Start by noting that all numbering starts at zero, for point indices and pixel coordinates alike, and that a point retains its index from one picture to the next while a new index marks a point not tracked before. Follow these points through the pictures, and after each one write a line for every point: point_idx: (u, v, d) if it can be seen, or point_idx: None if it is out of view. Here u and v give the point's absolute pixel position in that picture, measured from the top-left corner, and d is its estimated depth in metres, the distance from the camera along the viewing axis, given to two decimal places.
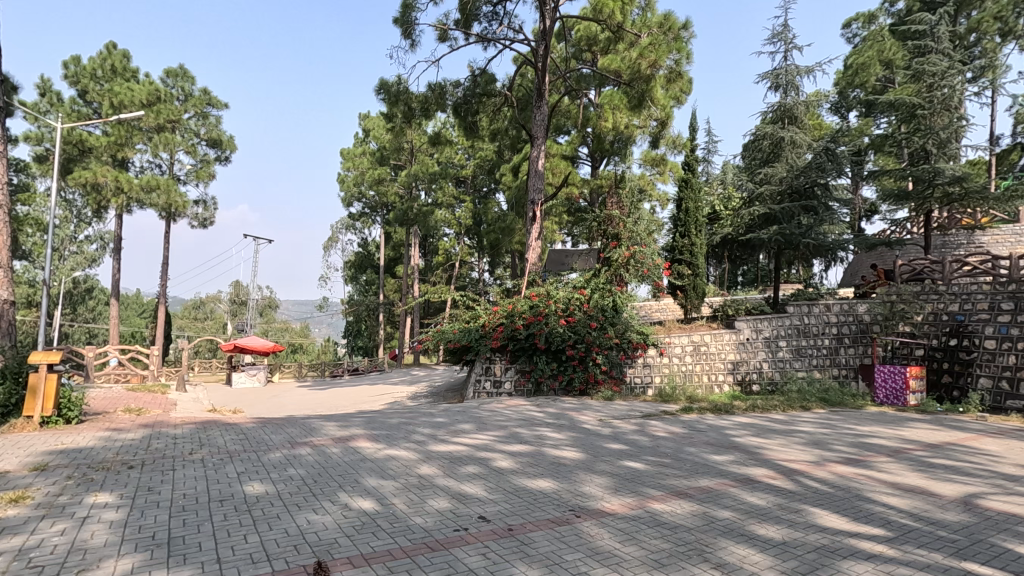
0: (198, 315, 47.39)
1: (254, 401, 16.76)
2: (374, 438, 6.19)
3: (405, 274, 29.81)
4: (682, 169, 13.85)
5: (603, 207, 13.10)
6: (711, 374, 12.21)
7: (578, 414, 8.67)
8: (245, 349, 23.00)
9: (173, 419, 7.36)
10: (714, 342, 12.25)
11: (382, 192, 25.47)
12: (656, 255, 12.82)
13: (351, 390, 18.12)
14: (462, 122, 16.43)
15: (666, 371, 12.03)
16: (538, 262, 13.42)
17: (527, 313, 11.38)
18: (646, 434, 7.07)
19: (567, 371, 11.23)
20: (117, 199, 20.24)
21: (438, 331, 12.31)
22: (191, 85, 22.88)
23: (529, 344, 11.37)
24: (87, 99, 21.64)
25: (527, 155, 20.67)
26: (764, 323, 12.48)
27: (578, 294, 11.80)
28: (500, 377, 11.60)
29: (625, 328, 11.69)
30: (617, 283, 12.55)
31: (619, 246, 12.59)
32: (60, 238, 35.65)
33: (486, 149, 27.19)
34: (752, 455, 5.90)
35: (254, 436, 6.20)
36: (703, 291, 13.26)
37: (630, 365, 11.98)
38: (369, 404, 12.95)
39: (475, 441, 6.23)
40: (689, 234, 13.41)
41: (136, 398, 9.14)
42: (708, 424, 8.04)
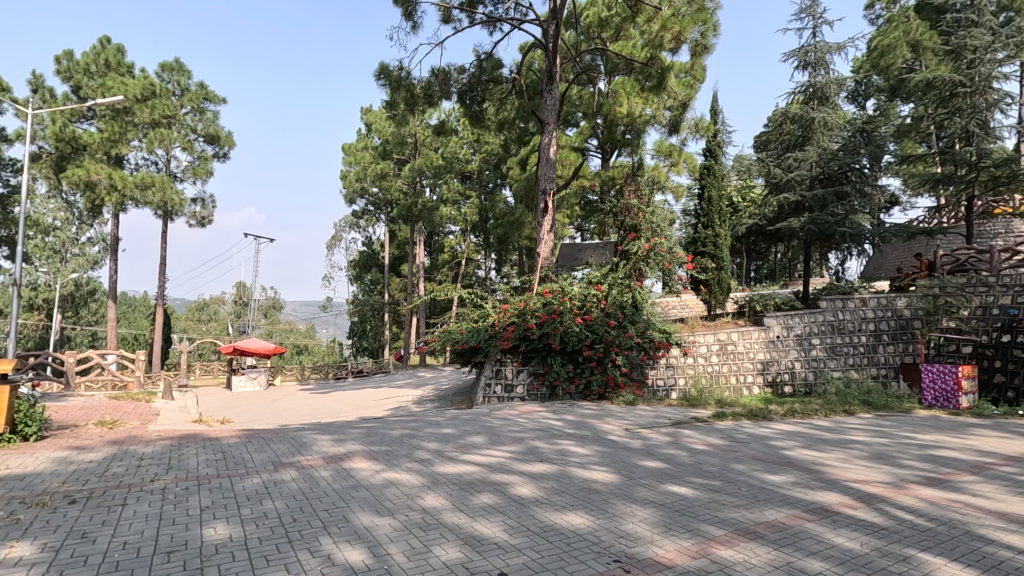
0: (203, 317, 46.87)
1: (252, 406, 15.99)
2: (372, 457, 5.34)
3: (411, 273, 29.04)
4: (704, 155, 12.93)
5: (620, 195, 12.20)
6: (740, 375, 11.32)
7: (601, 423, 7.81)
8: (245, 351, 22.32)
9: (149, 433, 6.55)
10: (742, 340, 11.37)
11: (386, 188, 24.64)
12: (677, 246, 11.92)
13: (354, 393, 17.34)
14: (468, 111, 15.62)
15: (691, 372, 11.16)
16: (551, 256, 12.58)
17: (541, 310, 10.54)
18: (682, 446, 6.21)
19: (585, 373, 10.39)
20: (111, 198, 19.51)
21: (445, 331, 11.52)
22: (187, 79, 22.14)
23: (543, 345, 10.51)
24: (81, 95, 20.97)
25: (535, 146, 19.81)
26: (796, 320, 11.55)
27: (595, 290, 10.95)
28: (512, 380, 10.77)
29: (646, 327, 10.81)
30: (636, 278, 11.65)
31: (638, 237, 11.68)
32: (61, 239, 35.17)
33: (492, 142, 26.40)
34: (815, 474, 5.01)
35: (234, 456, 5.35)
36: (728, 285, 12.36)
37: (652, 366, 11.11)
38: (371, 410, 12.16)
39: (488, 458, 5.37)
40: (713, 224, 12.48)
41: (115, 408, 8.35)
42: (748, 432, 7.16)
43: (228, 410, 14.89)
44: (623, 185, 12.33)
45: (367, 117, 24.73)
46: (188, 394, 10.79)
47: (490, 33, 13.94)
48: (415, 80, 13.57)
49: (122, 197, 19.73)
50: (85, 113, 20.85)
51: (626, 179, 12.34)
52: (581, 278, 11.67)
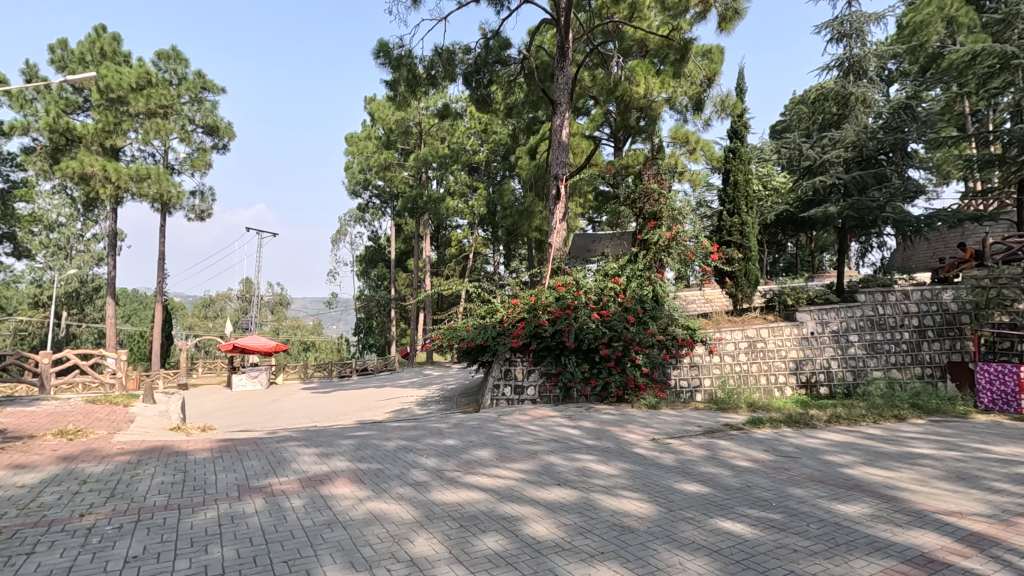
0: (210, 314, 46.46)
1: (250, 407, 15.30)
2: (359, 480, 4.49)
3: (417, 268, 28.26)
4: (728, 137, 11.89)
5: (639, 179, 11.30)
6: (771, 375, 10.36)
7: (624, 432, 6.92)
8: (246, 349, 21.66)
9: (111, 446, 5.76)
10: (773, 337, 10.43)
11: (389, 179, 23.53)
12: (701, 235, 10.99)
13: (357, 393, 16.57)
14: (473, 95, 14.70)
15: (717, 372, 10.24)
16: (564, 247, 11.70)
17: (554, 305, 9.68)
18: (723, 463, 5.29)
19: (602, 373, 9.53)
20: (106, 190, 18.82)
21: (450, 327, 10.72)
22: (185, 68, 21.42)
23: (556, 343, 9.63)
24: (76, 85, 20.38)
25: (545, 134, 18.91)
26: (831, 315, 10.60)
27: (612, 282, 10.10)
28: (523, 381, 9.90)
29: (668, 322, 9.94)
30: (657, 269, 10.74)
31: (658, 225, 10.78)
32: (65, 236, 34.88)
33: (500, 132, 25.54)
34: (895, 504, 4.09)
35: (195, 477, 4.52)
36: (756, 277, 11.40)
37: (674, 365, 10.22)
38: (371, 413, 11.38)
39: (496, 481, 4.51)
40: (739, 211, 11.49)
41: (86, 415, 7.57)
42: (795, 444, 6.23)
43: (223, 412, 14.15)
44: (640, 169, 11.42)
45: (370, 106, 23.79)
46: (174, 397, 10.08)
47: (497, 9, 13.06)
48: (416, 60, 12.70)
49: (118, 189, 19.09)
50: (80, 104, 20.21)
51: (646, 161, 11.40)
52: (595, 270, 10.80)
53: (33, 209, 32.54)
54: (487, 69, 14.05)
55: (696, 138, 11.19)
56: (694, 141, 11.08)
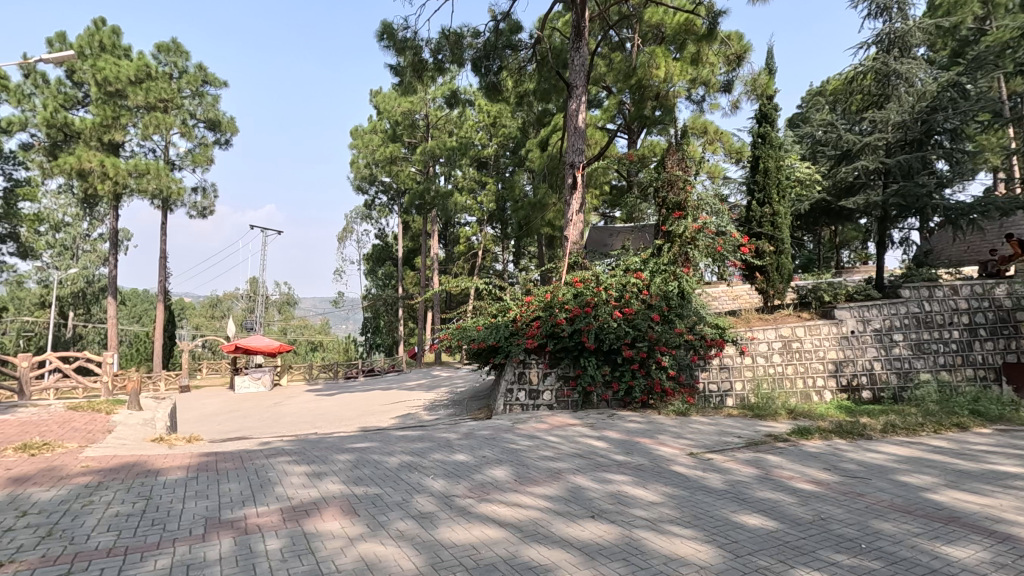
0: (217, 314, 46.08)
1: (250, 411, 14.66)
2: (352, 512, 3.73)
3: (424, 266, 27.61)
4: (757, 121, 10.97)
5: (662, 167, 10.45)
6: (809, 378, 9.50)
7: (656, 444, 6.13)
8: (249, 350, 21.09)
9: (74, 464, 5.05)
10: (809, 336, 9.59)
11: (396, 174, 22.89)
12: (730, 227, 10.17)
13: (362, 395, 15.88)
14: (482, 82, 13.93)
15: (749, 374, 9.42)
16: (580, 241, 10.88)
17: (571, 303, 8.97)
18: (781, 485, 4.50)
19: (625, 377, 8.79)
20: (104, 186, 18.28)
21: (459, 328, 10.00)
22: (185, 61, 20.84)
23: (575, 344, 8.88)
24: (75, 80, 19.88)
25: (557, 124, 18.14)
26: (873, 312, 9.74)
27: (634, 278, 9.34)
28: (538, 386, 9.13)
29: (696, 321, 9.15)
30: (683, 264, 9.92)
31: (684, 216, 9.96)
32: (71, 235, 34.91)
33: (510, 125, 24.80)
34: (1015, 545, 3.28)
35: (158, 506, 3.79)
36: (789, 272, 10.54)
37: (702, 368, 9.43)
38: (375, 419, 10.66)
39: (517, 512, 3.75)
40: (771, 200, 10.60)
41: (60, 425, 6.87)
42: (857, 460, 5.40)
43: (221, 417, 13.48)
44: (662, 156, 10.58)
45: (374, 99, 23.01)
46: (165, 402, 9.42)
47: None
48: (422, 43, 12.00)
49: (117, 186, 18.54)
50: (78, 98, 19.70)
51: (668, 148, 10.56)
52: (614, 264, 10.02)
53: (39, 208, 32.21)
54: (496, 53, 13.28)
55: (723, 123, 10.29)
56: (719, 128, 10.21)
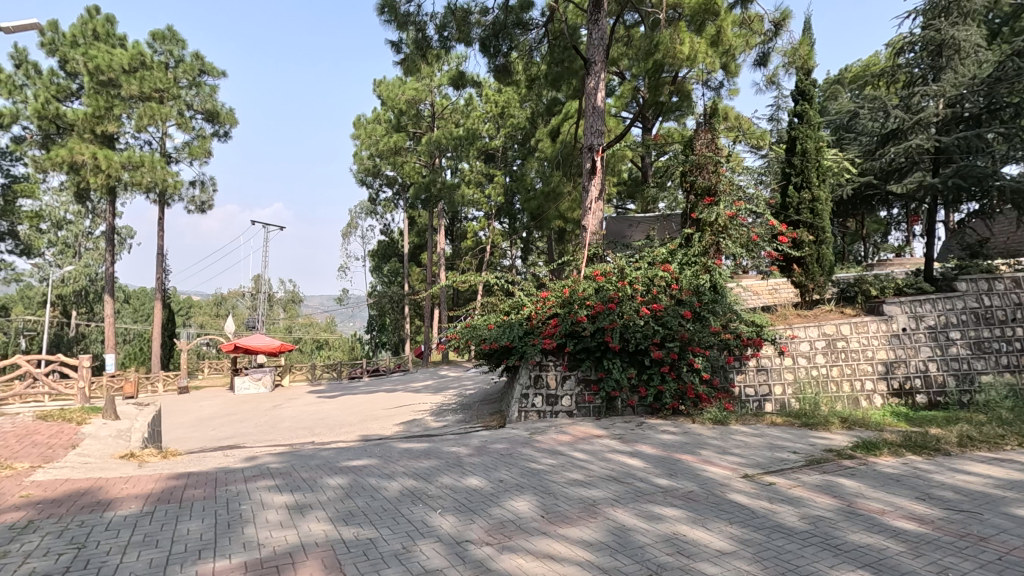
0: (221, 313, 45.57)
1: (248, 415, 13.90)
2: (336, 569, 2.87)
3: (430, 262, 26.73)
4: (793, 99, 10.05)
5: (690, 148, 9.55)
6: (857, 380, 8.56)
7: (700, 463, 5.24)
8: (249, 349, 20.36)
9: (10, 493, 4.20)
10: (855, 334, 8.66)
11: (399, 165, 22.05)
12: (766, 213, 9.28)
13: (366, 397, 15.09)
14: (491, 64, 13.04)
15: (790, 377, 8.51)
16: (600, 231, 9.98)
17: (593, 299, 8.08)
18: (875, 524, 3.59)
19: (653, 381, 7.90)
20: (97, 179, 17.50)
21: (468, 326, 9.14)
22: (181, 49, 20.06)
23: (598, 344, 8.00)
24: (68, 70, 19.14)
25: (568, 112, 17.27)
26: (926, 307, 8.77)
27: (662, 270, 8.46)
28: (556, 390, 8.25)
29: (730, 318, 8.26)
30: (715, 254, 9.01)
31: (716, 202, 9.08)
32: (73, 233, 35.34)
33: (519, 115, 23.95)
34: None
35: (87, 562, 2.94)
36: (830, 264, 9.61)
37: (737, 370, 8.54)
38: (377, 426, 9.82)
39: (550, 571, 2.86)
40: (810, 184, 9.63)
41: (17, 440, 6.04)
42: (951, 486, 4.47)
43: (217, 423, 12.71)
44: (690, 137, 9.69)
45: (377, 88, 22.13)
46: (148, 408, 8.62)
47: None
48: (426, 19, 11.16)
49: (109, 179, 17.72)
50: (72, 89, 18.99)
51: (697, 127, 9.65)
52: (637, 256, 9.15)
53: (39, 206, 31.67)
54: (506, 32, 12.43)
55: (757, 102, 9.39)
56: (753, 108, 9.33)
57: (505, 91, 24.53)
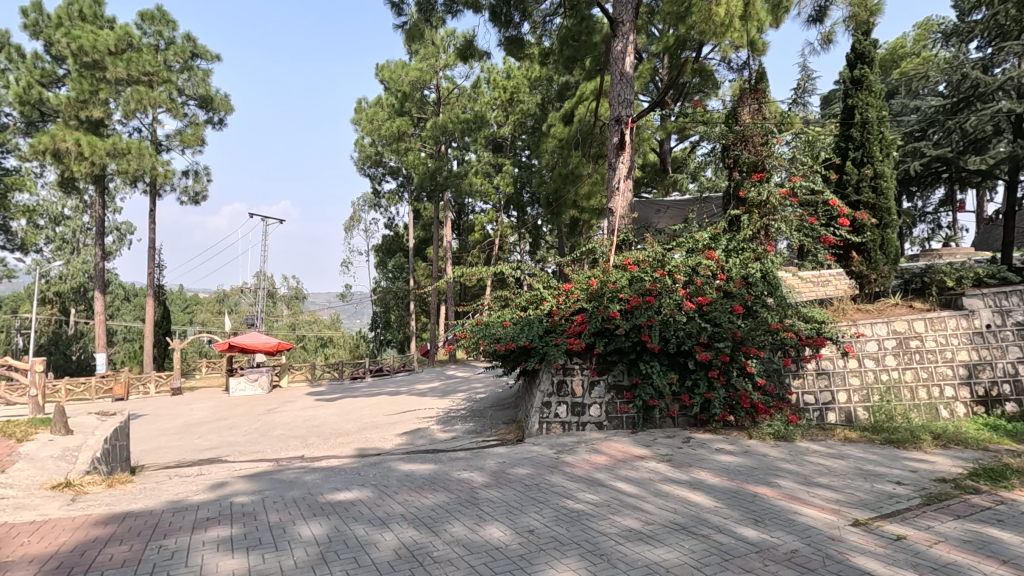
0: (225, 310, 44.77)
1: (239, 420, 12.81)
2: None
3: (436, 257, 25.57)
4: (850, 63, 8.84)
5: (734, 119, 8.36)
6: (934, 386, 7.31)
7: (786, 502, 4.02)
8: (244, 348, 19.29)
9: None
10: (931, 332, 7.42)
11: (403, 152, 20.94)
12: (824, 192, 8.02)
13: (367, 400, 13.98)
14: (502, 36, 11.93)
15: (857, 383, 7.28)
16: (630, 214, 8.79)
17: (628, 291, 6.91)
18: None
19: (699, 388, 6.69)
20: (82, 168, 16.48)
21: (479, 324, 7.96)
22: (172, 31, 18.94)
23: (634, 343, 6.81)
24: (53, 54, 17.96)
25: (584, 95, 16.14)
26: (1015, 300, 7.48)
27: (706, 258, 7.27)
28: (584, 398, 7.06)
29: (788, 313, 7.03)
30: (765, 240, 7.78)
31: (766, 179, 7.88)
32: (71, 229, 34.54)
33: (529, 100, 22.86)
34: None
35: None
36: (895, 252, 8.34)
37: (794, 374, 7.30)
38: (376, 437, 8.68)
39: None
40: (872, 159, 8.36)
41: None
42: None
43: (204, 431, 11.60)
44: (734, 106, 8.54)
45: (379, 73, 20.80)
46: (113, 419, 7.52)
47: None
48: None
49: (94, 167, 16.68)
50: (57, 74, 17.90)
51: (741, 95, 8.46)
52: (674, 241, 7.96)
53: (34, 200, 30.72)
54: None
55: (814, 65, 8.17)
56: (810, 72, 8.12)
57: (514, 76, 23.39)
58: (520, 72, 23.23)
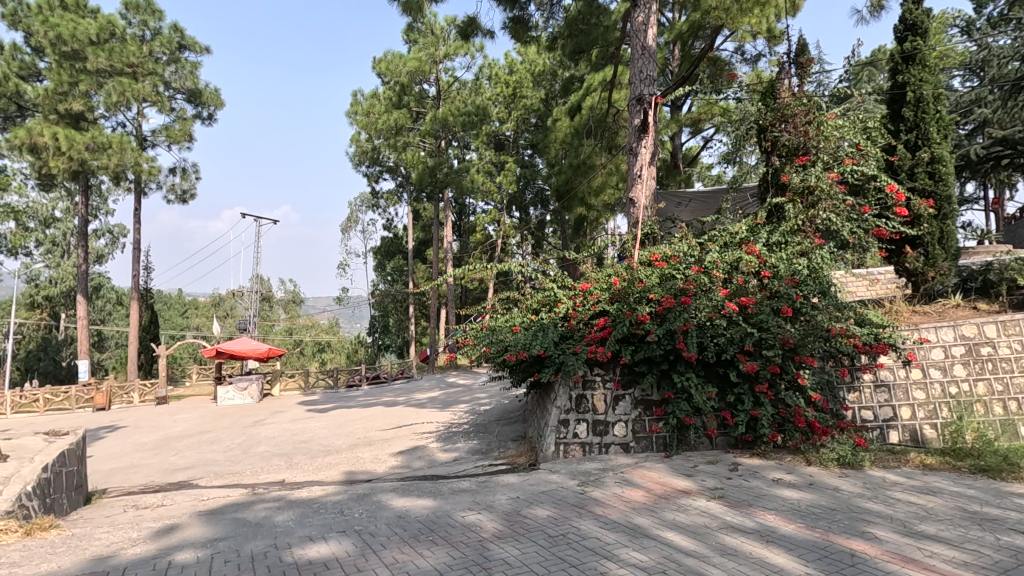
0: (221, 314, 43.96)
1: (222, 434, 11.80)
2: None
3: (436, 259, 24.56)
4: (899, 35, 7.91)
5: (773, 97, 7.45)
6: (1013, 400, 6.29)
7: (900, 567, 3.01)
8: (233, 354, 18.28)
9: None
10: (1005, 337, 6.41)
11: (401, 148, 19.98)
12: (878, 177, 7.03)
13: (361, 412, 12.97)
14: (504, 19, 11.05)
15: (920, 398, 6.30)
16: (654, 205, 7.83)
17: (659, 292, 5.95)
18: None
19: (743, 404, 5.69)
20: (60, 163, 15.57)
21: (485, 329, 6.99)
22: (158, 21, 18.04)
23: (666, 351, 5.82)
24: (33, 45, 16.96)
25: (591, 86, 15.29)
26: None
27: (747, 252, 6.29)
28: (607, 415, 6.08)
29: (845, 316, 6.02)
30: (814, 233, 6.80)
31: (812, 163, 6.95)
32: (62, 231, 33.69)
33: (534, 95, 21.99)
34: None
35: None
36: (956, 245, 7.35)
37: (848, 387, 6.31)
38: (368, 458, 7.67)
39: None
40: (928, 141, 7.40)
41: None
42: None
43: (182, 447, 10.61)
44: (772, 83, 7.63)
45: (376, 66, 19.90)
46: (65, 439, 6.52)
47: None
48: None
49: (74, 163, 15.77)
50: (37, 65, 16.93)
51: (781, 70, 7.52)
52: (706, 235, 6.99)
53: (22, 202, 29.83)
54: None
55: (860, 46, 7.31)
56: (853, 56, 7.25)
57: (517, 70, 22.51)
58: (524, 66, 22.35)
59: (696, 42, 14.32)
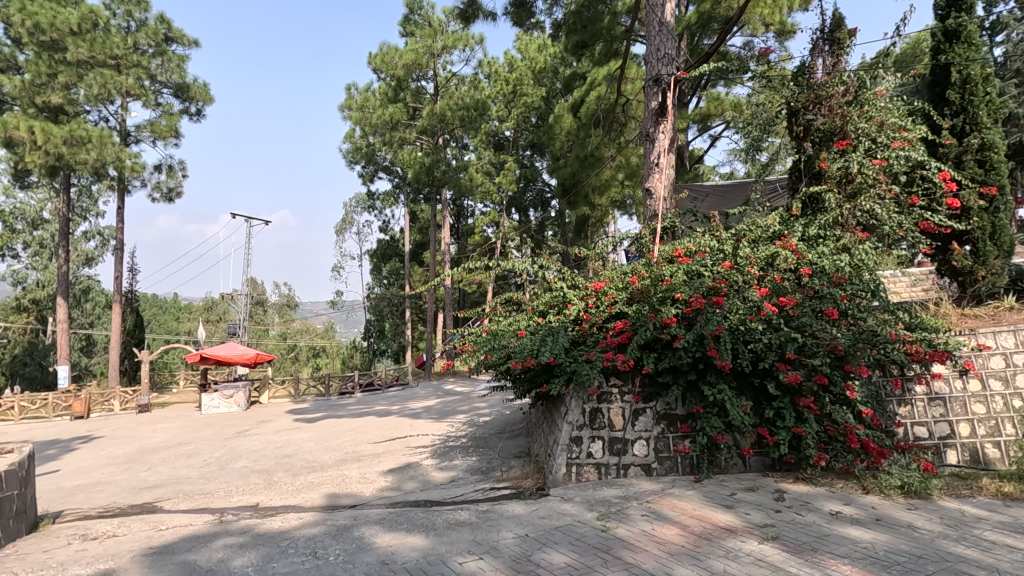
0: (214, 318, 43.10)
1: (201, 446, 10.97)
2: None
3: (434, 261, 23.79)
4: (941, 11, 7.19)
5: (807, 78, 6.72)
6: None
7: None
8: (220, 360, 17.45)
9: None
10: None
11: (397, 146, 19.21)
12: (925, 164, 6.29)
13: (352, 421, 12.15)
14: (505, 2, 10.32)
15: (981, 412, 5.53)
16: (673, 197, 7.09)
17: (687, 291, 5.18)
18: None
19: (784, 421, 4.92)
20: (35, 158, 14.81)
21: (486, 334, 6.22)
22: (143, 12, 17.33)
23: (695, 359, 5.05)
24: (11, 36, 16.26)
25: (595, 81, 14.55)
26: None
27: (783, 247, 5.54)
28: (626, 432, 5.31)
29: (898, 320, 5.26)
30: (856, 225, 6.05)
31: (851, 148, 6.21)
32: (50, 233, 32.86)
33: (534, 92, 21.20)
34: None
35: None
36: (1009, 241, 6.61)
37: (897, 401, 5.56)
38: (355, 477, 6.86)
39: None
40: (976, 126, 6.68)
41: None
42: None
43: (155, 461, 9.78)
44: (803, 63, 6.91)
45: (371, 61, 19.17)
46: (5, 457, 5.71)
47: None
48: None
49: (50, 157, 15.01)
50: (15, 57, 16.21)
51: (815, 47, 6.79)
52: (734, 228, 6.25)
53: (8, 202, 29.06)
54: None
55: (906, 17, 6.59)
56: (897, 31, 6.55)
57: (517, 67, 21.71)
58: (524, 62, 21.57)
59: (706, 34, 13.60)
